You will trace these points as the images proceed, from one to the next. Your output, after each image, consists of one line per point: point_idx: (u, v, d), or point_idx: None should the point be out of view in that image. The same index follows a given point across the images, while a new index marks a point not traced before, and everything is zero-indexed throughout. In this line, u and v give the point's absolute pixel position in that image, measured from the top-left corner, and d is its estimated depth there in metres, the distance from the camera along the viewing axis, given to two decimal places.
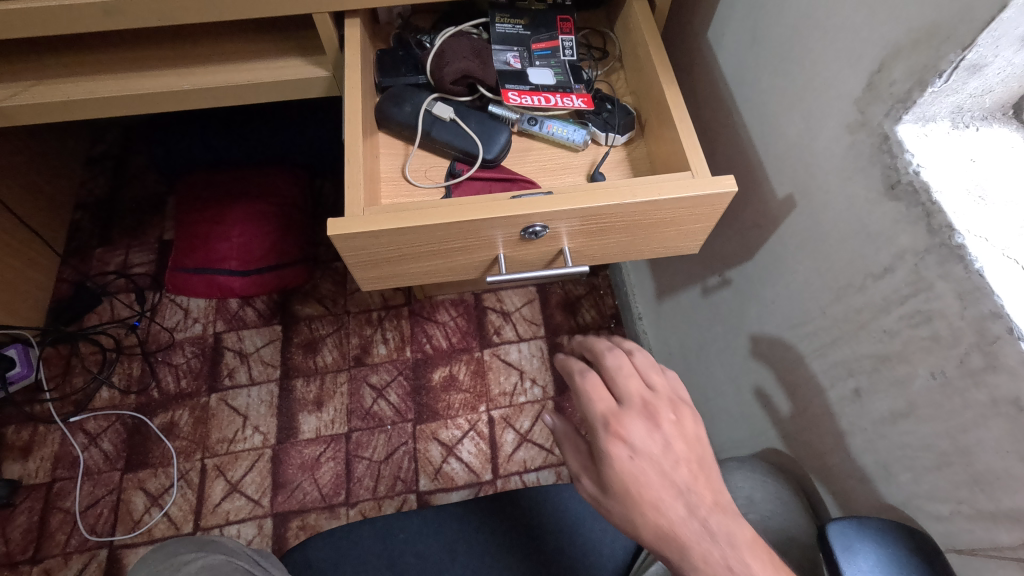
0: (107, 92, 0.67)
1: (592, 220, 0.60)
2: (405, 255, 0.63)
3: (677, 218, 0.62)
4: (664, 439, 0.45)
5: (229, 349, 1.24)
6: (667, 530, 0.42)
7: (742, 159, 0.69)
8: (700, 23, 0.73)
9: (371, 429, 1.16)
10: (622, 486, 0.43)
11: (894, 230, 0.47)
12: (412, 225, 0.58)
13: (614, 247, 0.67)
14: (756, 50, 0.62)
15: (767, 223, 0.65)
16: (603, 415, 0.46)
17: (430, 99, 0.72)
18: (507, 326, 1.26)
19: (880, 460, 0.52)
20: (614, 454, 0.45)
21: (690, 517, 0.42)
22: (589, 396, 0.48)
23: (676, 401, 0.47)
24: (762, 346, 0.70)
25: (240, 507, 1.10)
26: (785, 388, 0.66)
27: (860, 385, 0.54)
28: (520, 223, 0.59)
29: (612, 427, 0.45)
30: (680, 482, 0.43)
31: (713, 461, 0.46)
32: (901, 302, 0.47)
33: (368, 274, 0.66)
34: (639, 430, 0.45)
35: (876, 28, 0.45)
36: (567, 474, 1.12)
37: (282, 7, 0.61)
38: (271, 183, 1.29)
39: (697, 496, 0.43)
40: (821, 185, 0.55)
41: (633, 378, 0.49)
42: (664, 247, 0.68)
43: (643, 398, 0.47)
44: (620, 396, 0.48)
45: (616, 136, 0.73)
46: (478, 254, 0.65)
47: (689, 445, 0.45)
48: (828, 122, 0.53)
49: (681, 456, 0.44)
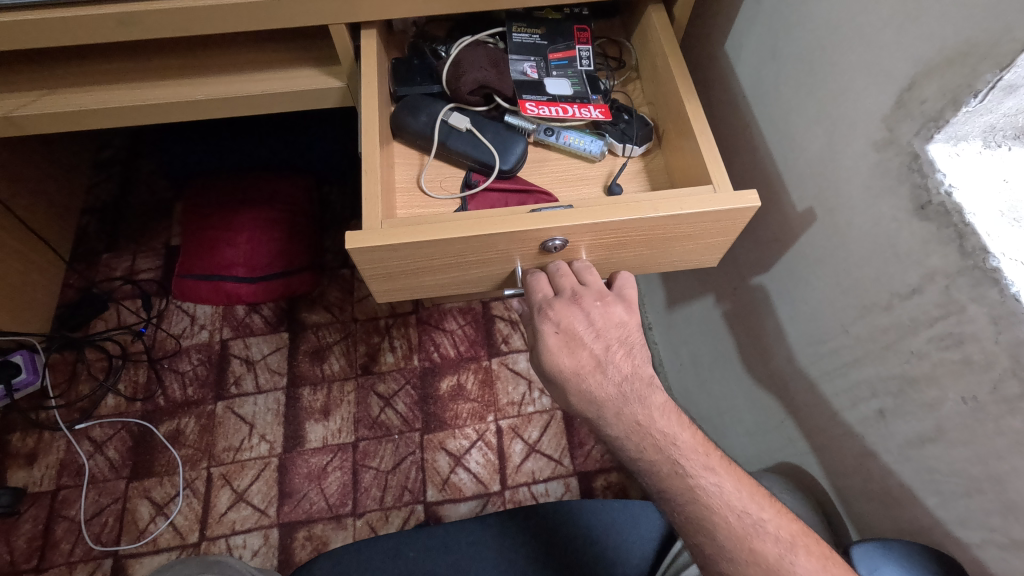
0: (119, 102, 0.67)
1: (612, 234, 0.60)
2: (423, 267, 0.62)
3: (696, 233, 0.61)
4: (588, 320, 0.55)
5: (236, 357, 1.23)
6: (586, 390, 0.53)
7: (761, 173, 0.68)
8: (718, 35, 0.73)
9: (378, 439, 1.15)
10: (550, 357, 0.54)
11: (924, 251, 0.46)
12: (430, 238, 0.57)
13: (632, 261, 0.66)
14: (776, 65, 0.62)
15: (786, 240, 0.64)
16: (540, 303, 0.58)
17: (446, 109, 0.71)
18: (515, 334, 1.25)
19: (907, 484, 0.51)
20: (544, 330, 0.55)
21: (606, 381, 0.53)
22: (532, 289, 0.60)
23: (602, 294, 0.58)
24: (776, 360, 0.69)
25: (246, 517, 1.09)
26: (802, 405, 0.65)
27: (885, 406, 0.52)
28: (538, 237, 0.58)
29: (543, 311, 0.57)
30: (598, 354, 0.54)
31: (635, 340, 0.56)
32: (931, 324, 0.46)
33: (383, 286, 0.66)
34: (566, 312, 0.56)
35: (907, 45, 0.45)
36: (576, 486, 1.11)
37: (299, 19, 0.60)
38: (278, 190, 1.29)
39: (614, 365, 0.54)
40: (845, 203, 0.54)
41: (570, 277, 0.60)
42: (682, 260, 0.67)
43: (573, 290, 0.58)
44: (557, 290, 0.59)
45: (633, 148, 0.72)
46: (495, 267, 0.64)
47: (611, 327, 0.56)
48: (853, 139, 0.52)
49: (603, 335, 0.55)
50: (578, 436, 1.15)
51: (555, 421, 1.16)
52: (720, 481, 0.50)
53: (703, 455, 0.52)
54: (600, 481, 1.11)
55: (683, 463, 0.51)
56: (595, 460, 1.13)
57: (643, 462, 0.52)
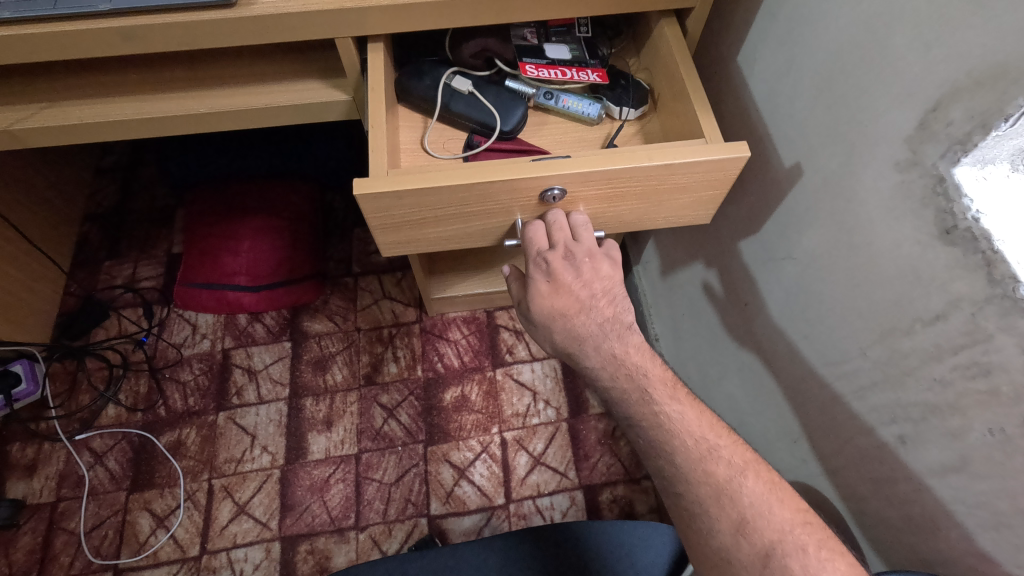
0: (120, 116, 0.66)
1: (611, 185, 0.61)
2: (427, 218, 0.64)
3: (689, 185, 0.62)
4: (577, 273, 0.58)
5: (237, 366, 1.22)
6: (571, 330, 0.57)
7: (774, 187, 0.66)
8: (727, 46, 0.71)
9: (382, 451, 1.13)
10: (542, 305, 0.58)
11: (949, 276, 0.44)
12: (433, 184, 0.58)
13: (627, 216, 0.67)
14: (792, 79, 0.60)
15: (778, 197, 0.65)
16: (535, 253, 0.61)
17: (448, 72, 0.70)
18: (519, 345, 1.24)
19: (930, 510, 0.50)
20: (535, 279, 0.59)
21: (590, 321, 0.57)
22: (529, 239, 0.62)
23: (594, 252, 0.60)
24: (788, 377, 0.68)
25: (248, 530, 1.07)
26: (815, 420, 0.64)
27: (905, 432, 0.51)
28: (537, 185, 0.59)
29: (537, 262, 0.60)
30: (583, 300, 0.57)
31: (619, 291, 0.59)
32: (955, 351, 0.45)
33: (389, 238, 0.67)
34: (557, 264, 0.58)
35: (932, 67, 0.43)
36: (581, 499, 1.10)
37: (305, 33, 0.59)
38: (279, 199, 1.27)
39: (597, 310, 0.57)
40: (864, 222, 0.53)
41: (565, 231, 0.61)
42: (676, 217, 0.68)
43: (566, 244, 0.60)
44: (552, 243, 0.61)
45: (629, 110, 0.71)
46: (497, 219, 0.65)
47: (599, 279, 0.58)
48: (872, 159, 0.51)
49: (589, 284, 0.58)
50: (584, 449, 1.14)
51: (561, 433, 1.15)
52: (682, 411, 0.53)
53: (670, 388, 0.54)
54: (606, 495, 1.10)
55: (650, 391, 0.54)
56: (601, 473, 1.12)
57: (614, 390, 0.55)
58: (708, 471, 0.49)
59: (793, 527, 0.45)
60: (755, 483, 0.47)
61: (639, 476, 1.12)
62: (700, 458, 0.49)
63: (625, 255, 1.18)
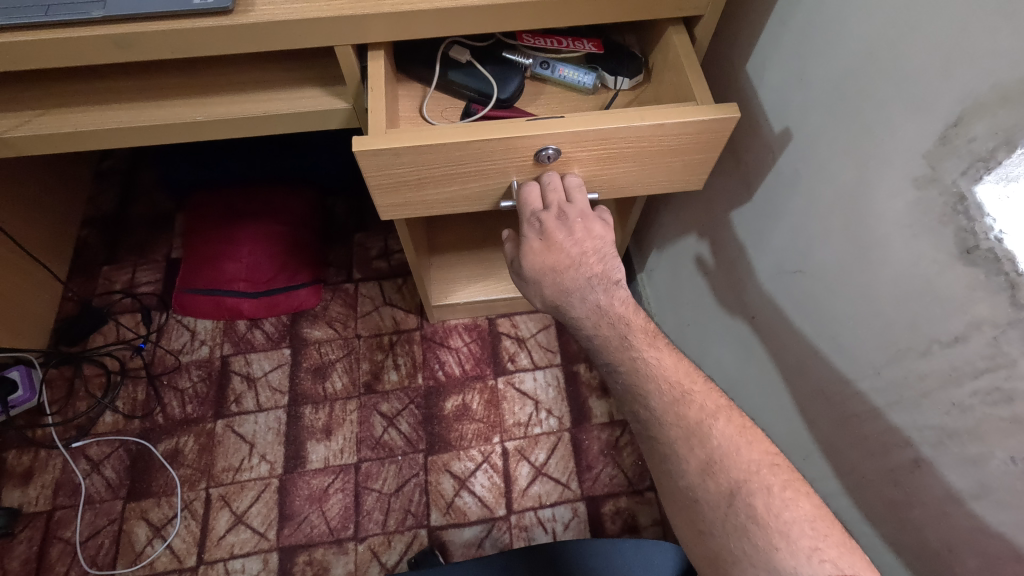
0: (115, 124, 0.64)
1: (604, 146, 0.61)
2: (424, 178, 0.63)
3: (680, 148, 0.63)
4: (569, 233, 0.60)
5: (236, 374, 1.20)
6: (560, 285, 0.59)
7: (783, 200, 0.64)
8: (735, 52, 0.69)
9: (381, 460, 1.12)
10: (533, 260, 0.60)
11: (969, 298, 0.43)
12: (429, 144, 0.58)
13: (622, 181, 0.67)
14: (803, 89, 0.59)
15: (767, 163, 0.66)
16: (530, 212, 0.62)
17: (447, 41, 0.70)
18: (522, 353, 1.22)
19: (952, 536, 0.48)
20: (528, 237, 0.61)
21: (578, 275, 0.59)
22: (524, 198, 0.63)
23: (586, 213, 0.61)
24: (802, 393, 0.66)
25: (245, 540, 1.06)
26: (831, 434, 0.62)
27: (921, 456, 0.50)
28: (532, 145, 0.60)
29: (531, 221, 0.61)
30: (574, 257, 0.59)
31: (609, 251, 0.60)
32: (976, 375, 0.43)
33: (387, 201, 0.66)
34: (550, 223, 0.60)
35: (954, 79, 0.42)
36: (584, 511, 1.08)
37: (303, 41, 0.57)
38: (280, 205, 1.26)
39: (587, 267, 0.59)
40: (879, 238, 0.51)
41: (559, 192, 0.62)
42: (670, 183, 0.68)
43: (560, 205, 0.61)
44: (546, 204, 0.62)
45: (623, 80, 0.71)
46: (492, 181, 0.65)
47: (590, 238, 0.60)
48: (888, 173, 0.49)
49: (580, 243, 0.59)
50: (586, 459, 1.12)
51: (563, 443, 1.13)
52: (660, 356, 0.55)
53: (649, 336, 0.56)
54: (608, 506, 1.08)
55: (629, 338, 0.56)
56: (604, 484, 1.10)
57: (597, 338, 0.57)
58: (678, 413, 0.50)
59: (759, 468, 0.47)
60: (724, 425, 0.49)
61: (642, 488, 1.10)
62: (672, 400, 0.51)
63: (628, 265, 1.17)
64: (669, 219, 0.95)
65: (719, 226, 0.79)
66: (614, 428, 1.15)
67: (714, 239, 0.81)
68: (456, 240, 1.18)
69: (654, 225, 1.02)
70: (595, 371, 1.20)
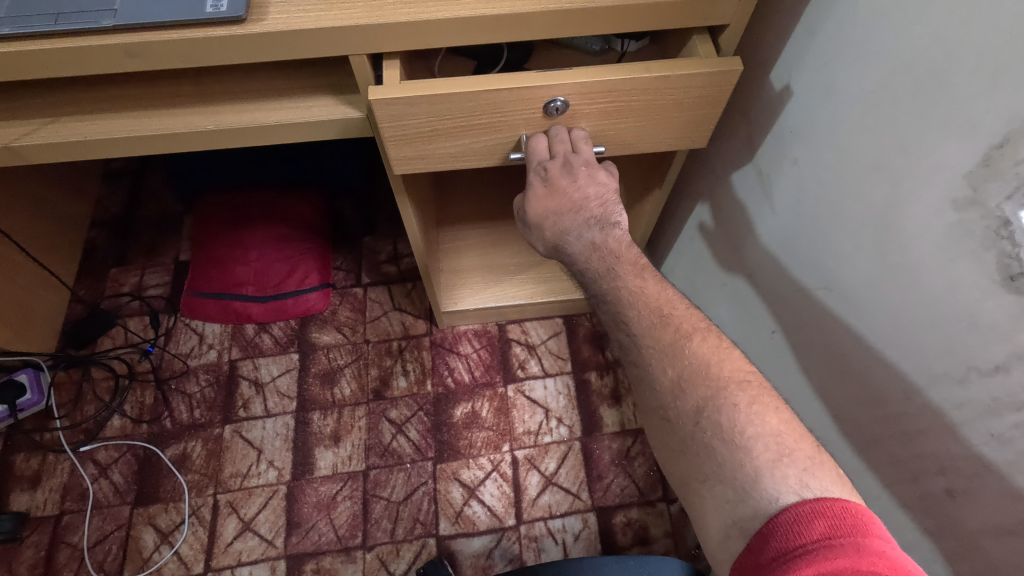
0: (125, 132, 0.63)
1: (610, 100, 0.61)
2: (437, 130, 0.63)
3: (686, 102, 0.63)
4: (572, 181, 0.63)
5: (244, 378, 1.19)
6: (560, 227, 0.65)
7: (808, 214, 0.63)
8: (762, 55, 0.67)
9: (390, 468, 1.11)
10: (537, 204, 0.65)
11: (1011, 327, 0.41)
12: (440, 93, 0.58)
13: (629, 137, 0.67)
14: (832, 102, 0.57)
15: (769, 116, 0.67)
16: (537, 159, 0.64)
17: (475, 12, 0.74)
18: (532, 360, 1.21)
19: (996, 563, 0.46)
20: (533, 183, 0.65)
21: (579, 220, 0.63)
22: (532, 145, 0.65)
23: (591, 162, 0.64)
24: (835, 411, 0.64)
25: (253, 548, 1.05)
26: (870, 449, 0.60)
27: (953, 485, 0.49)
28: (540, 95, 0.60)
29: (538, 167, 0.64)
30: (574, 201, 0.64)
31: (610, 199, 0.65)
32: (1016, 408, 0.41)
33: (401, 153, 0.66)
34: (555, 171, 0.63)
35: (999, 98, 0.40)
36: (594, 522, 1.06)
37: (319, 51, 0.56)
38: (289, 209, 1.28)
39: (587, 211, 0.64)
40: (913, 261, 0.49)
41: (565, 144, 0.64)
42: (673, 139, 0.68)
43: (566, 155, 0.64)
44: (552, 154, 0.64)
45: (629, 42, 0.71)
46: (502, 134, 0.65)
47: (592, 186, 0.64)
48: (924, 192, 0.47)
49: (583, 190, 0.64)
50: (597, 469, 1.10)
51: (573, 453, 1.12)
52: (643, 284, 0.58)
53: (635, 266, 0.60)
54: (619, 518, 1.07)
55: (616, 268, 0.60)
56: (615, 495, 1.08)
57: (588, 270, 0.62)
58: (654, 334, 0.54)
59: (726, 384, 0.49)
60: (697, 344, 0.52)
61: (654, 499, 1.08)
62: (650, 323, 0.55)
63: None
64: (690, 229, 0.94)
65: (740, 238, 0.78)
66: (626, 437, 1.13)
67: (736, 252, 0.80)
68: (471, 243, 1.16)
69: (670, 228, 1.02)
70: (607, 379, 1.19)
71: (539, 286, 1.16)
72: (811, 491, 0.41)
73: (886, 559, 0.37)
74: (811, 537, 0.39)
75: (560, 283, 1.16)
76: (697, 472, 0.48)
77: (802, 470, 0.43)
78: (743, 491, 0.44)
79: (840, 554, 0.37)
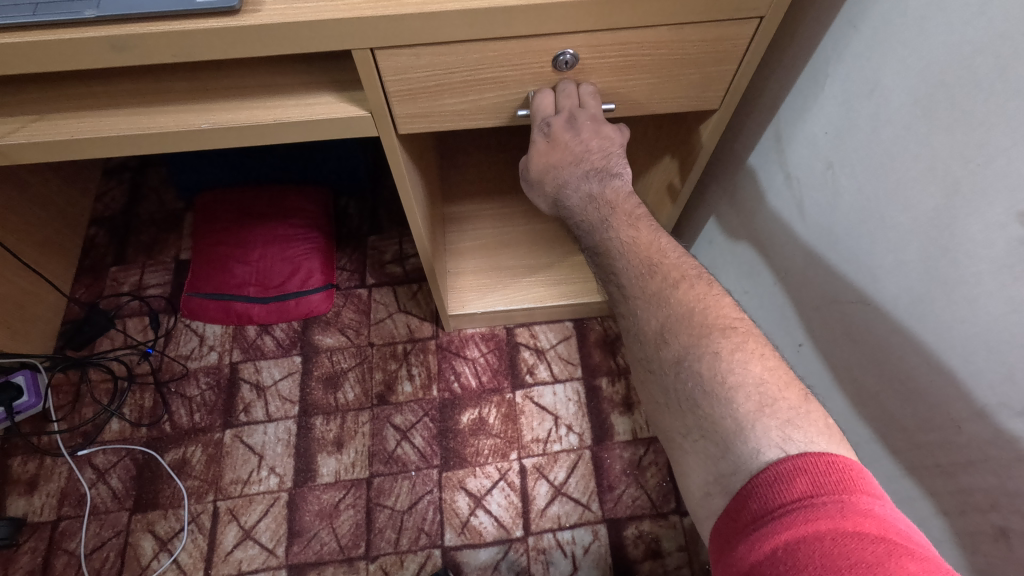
0: (114, 131, 0.59)
1: (620, 52, 0.57)
2: (442, 84, 0.59)
3: (702, 58, 0.59)
4: (576, 135, 0.60)
5: (246, 381, 1.16)
6: (558, 180, 0.64)
7: (843, 221, 0.59)
8: (789, 34, 0.62)
9: (394, 475, 1.07)
10: (537, 158, 0.63)
11: None
12: (446, 45, 0.54)
13: (640, 97, 0.63)
14: (875, 102, 0.53)
15: (799, 112, 0.63)
16: (541, 113, 0.60)
17: None
18: (541, 365, 1.17)
19: None
20: (534, 136, 0.62)
21: (582, 179, 0.63)
22: (537, 98, 0.60)
23: (597, 118, 0.60)
24: (875, 428, 0.61)
25: (253, 557, 1.02)
26: (918, 474, 0.57)
27: (1009, 525, 0.47)
28: (548, 48, 0.56)
29: (541, 120, 0.60)
30: (576, 154, 0.62)
31: (614, 152, 0.63)
32: None
33: (404, 110, 0.62)
34: (559, 125, 0.59)
35: None
36: (605, 534, 1.02)
37: (322, 44, 0.51)
38: (292, 205, 1.25)
39: (588, 163, 0.62)
40: (969, 277, 0.46)
41: (572, 99, 0.60)
42: (686, 99, 0.64)
43: (570, 109, 0.60)
44: (557, 109, 0.60)
45: None
46: (508, 91, 0.61)
47: (596, 139, 0.61)
48: (984, 205, 0.44)
49: (586, 143, 0.61)
50: (608, 479, 1.07)
51: (583, 462, 1.08)
52: (636, 237, 0.57)
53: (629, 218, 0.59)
54: (631, 530, 1.03)
55: (611, 219, 0.60)
56: (626, 506, 1.04)
57: (585, 222, 0.62)
58: (643, 284, 0.53)
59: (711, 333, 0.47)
60: (684, 292, 0.50)
61: (667, 511, 1.04)
62: (640, 274, 0.54)
63: None
64: (710, 233, 0.90)
65: (764, 244, 0.74)
66: (638, 446, 1.09)
67: (760, 261, 0.76)
68: (480, 243, 1.12)
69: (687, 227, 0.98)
70: (617, 385, 1.15)
71: (548, 288, 1.11)
72: (794, 444, 0.39)
73: (871, 518, 0.34)
74: (790, 496, 0.36)
75: (571, 287, 1.12)
76: (683, 428, 0.46)
77: (784, 421, 0.41)
78: (725, 447, 0.42)
79: (820, 514, 0.35)
